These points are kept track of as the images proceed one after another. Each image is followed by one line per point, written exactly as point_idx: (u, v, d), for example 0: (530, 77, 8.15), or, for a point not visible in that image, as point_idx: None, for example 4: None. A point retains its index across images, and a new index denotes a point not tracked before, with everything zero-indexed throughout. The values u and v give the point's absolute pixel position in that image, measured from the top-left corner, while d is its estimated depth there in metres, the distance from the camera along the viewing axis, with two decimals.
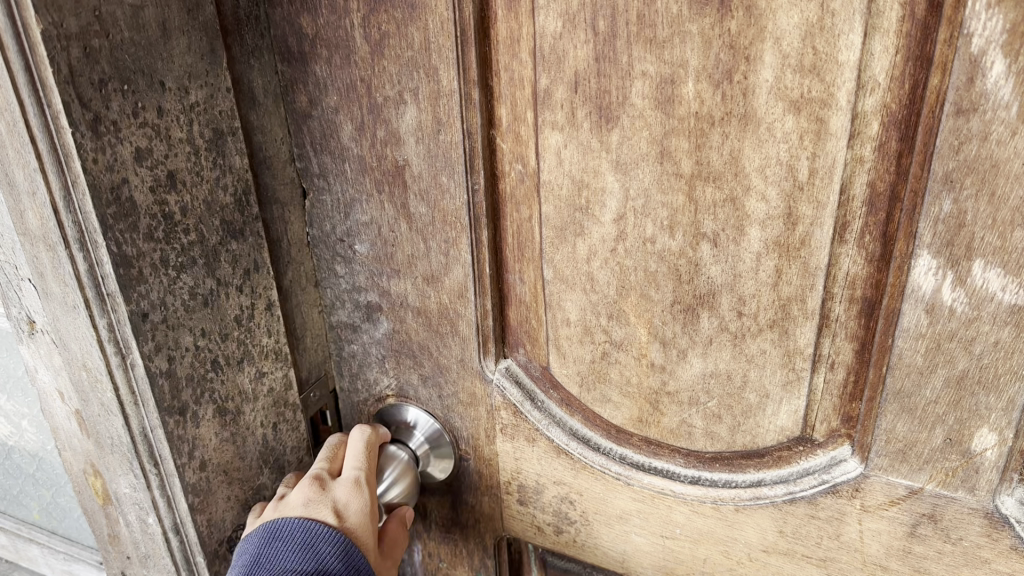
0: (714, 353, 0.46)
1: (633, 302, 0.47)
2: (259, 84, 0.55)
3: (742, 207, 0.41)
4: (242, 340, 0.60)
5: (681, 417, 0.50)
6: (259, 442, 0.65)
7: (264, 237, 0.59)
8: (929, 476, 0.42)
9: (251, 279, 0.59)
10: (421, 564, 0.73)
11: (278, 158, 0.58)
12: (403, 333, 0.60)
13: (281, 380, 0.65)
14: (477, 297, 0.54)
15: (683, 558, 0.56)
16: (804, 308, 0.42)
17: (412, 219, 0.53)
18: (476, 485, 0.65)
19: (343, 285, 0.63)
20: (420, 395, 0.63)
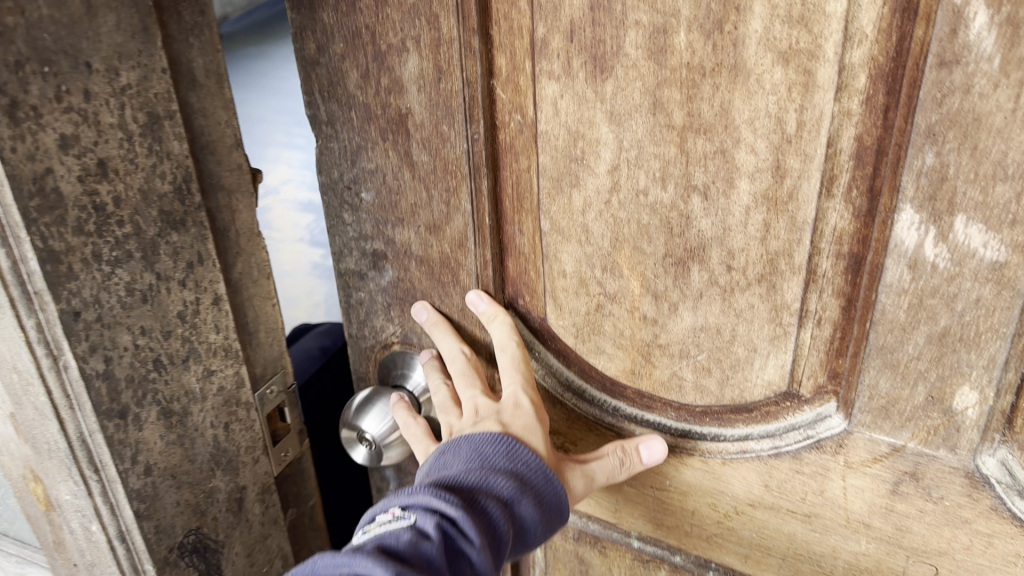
0: (704, 307, 0.50)
1: (626, 254, 0.51)
2: (199, 65, 0.59)
3: (731, 159, 0.44)
4: (187, 337, 0.58)
5: (673, 369, 0.54)
6: (209, 444, 0.62)
7: (207, 227, 0.58)
8: (911, 434, 0.46)
9: (195, 272, 0.58)
10: None
11: (222, 142, 0.62)
12: (408, 282, 0.61)
13: (232, 379, 0.64)
14: (478, 247, 0.56)
15: (672, 509, 0.60)
16: (791, 263, 0.46)
17: (415, 167, 0.55)
18: None
19: (351, 234, 0.61)
20: (423, 342, 0.64)
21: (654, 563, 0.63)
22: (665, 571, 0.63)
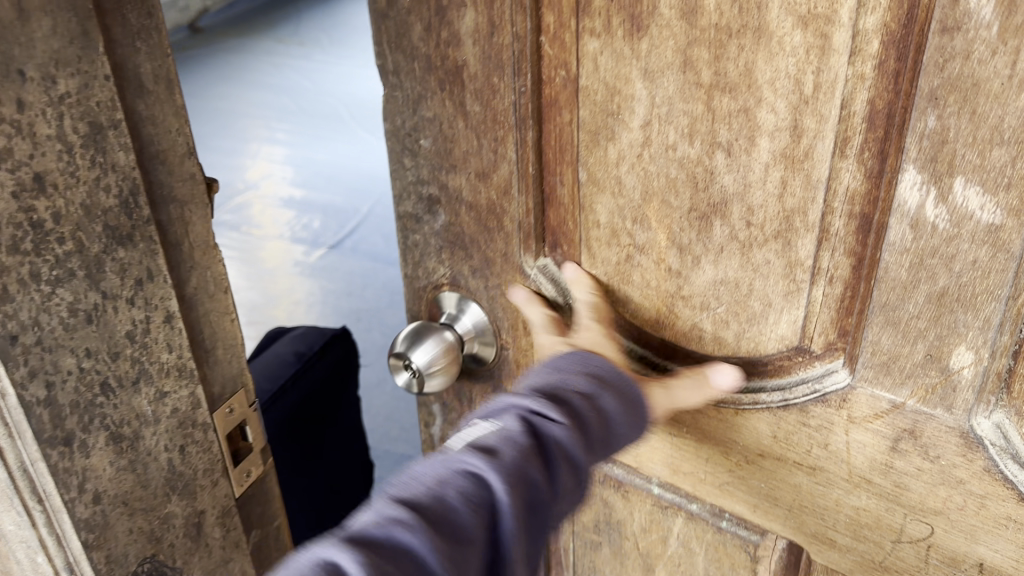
0: (725, 261, 0.59)
1: (656, 207, 0.60)
2: (147, 69, 0.58)
3: (754, 118, 0.52)
4: (137, 359, 0.60)
5: (694, 321, 0.63)
6: (163, 467, 0.64)
7: (157, 242, 0.60)
8: (910, 392, 0.54)
9: (143, 291, 0.60)
10: None
11: (175, 150, 0.61)
12: (458, 226, 0.74)
13: (186, 399, 0.65)
14: (522, 194, 0.67)
15: (687, 454, 0.70)
16: (806, 221, 0.54)
17: (468, 117, 0.66)
18: (512, 374, 0.79)
19: (410, 179, 0.75)
20: (470, 285, 0.76)
21: (673, 509, 0.74)
22: (681, 517, 0.74)
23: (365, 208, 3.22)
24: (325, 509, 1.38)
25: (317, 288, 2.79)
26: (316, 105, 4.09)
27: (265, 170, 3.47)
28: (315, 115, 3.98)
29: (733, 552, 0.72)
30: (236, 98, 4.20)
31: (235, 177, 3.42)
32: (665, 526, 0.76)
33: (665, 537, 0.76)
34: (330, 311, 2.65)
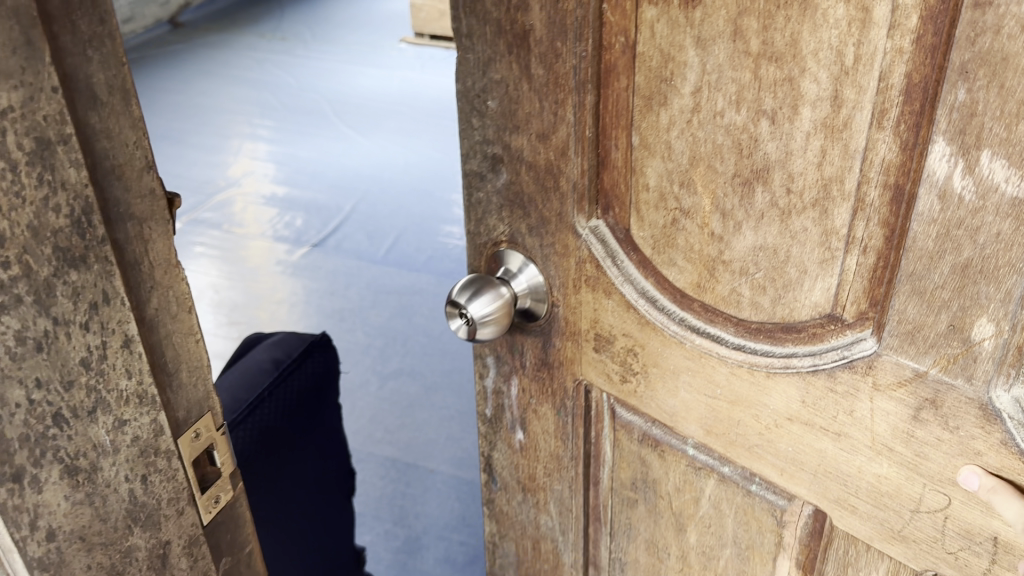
0: (764, 227, 0.63)
1: (702, 172, 0.65)
2: (100, 80, 0.53)
3: (797, 87, 0.56)
4: (93, 387, 0.55)
5: (733, 285, 0.67)
6: (124, 499, 0.59)
7: (113, 262, 0.55)
8: (934, 361, 0.56)
9: (99, 314, 0.54)
10: (517, 397, 0.95)
11: (132, 165, 0.56)
12: (518, 185, 0.80)
13: (148, 427, 0.60)
14: (578, 155, 0.74)
15: (721, 418, 0.74)
16: (842, 189, 0.57)
17: (532, 79, 0.74)
18: (563, 330, 0.85)
19: (477, 138, 0.82)
20: (526, 243, 0.83)
21: (705, 470, 0.78)
22: (713, 479, 0.78)
23: (349, 205, 3.32)
24: (307, 523, 1.33)
25: (300, 287, 2.84)
26: (300, 103, 4.23)
27: (247, 168, 3.60)
28: (298, 113, 4.12)
29: (761, 516, 0.75)
30: (213, 100, 4.28)
31: (216, 175, 3.54)
32: (697, 487, 0.80)
33: (697, 498, 0.80)
34: (312, 311, 2.72)
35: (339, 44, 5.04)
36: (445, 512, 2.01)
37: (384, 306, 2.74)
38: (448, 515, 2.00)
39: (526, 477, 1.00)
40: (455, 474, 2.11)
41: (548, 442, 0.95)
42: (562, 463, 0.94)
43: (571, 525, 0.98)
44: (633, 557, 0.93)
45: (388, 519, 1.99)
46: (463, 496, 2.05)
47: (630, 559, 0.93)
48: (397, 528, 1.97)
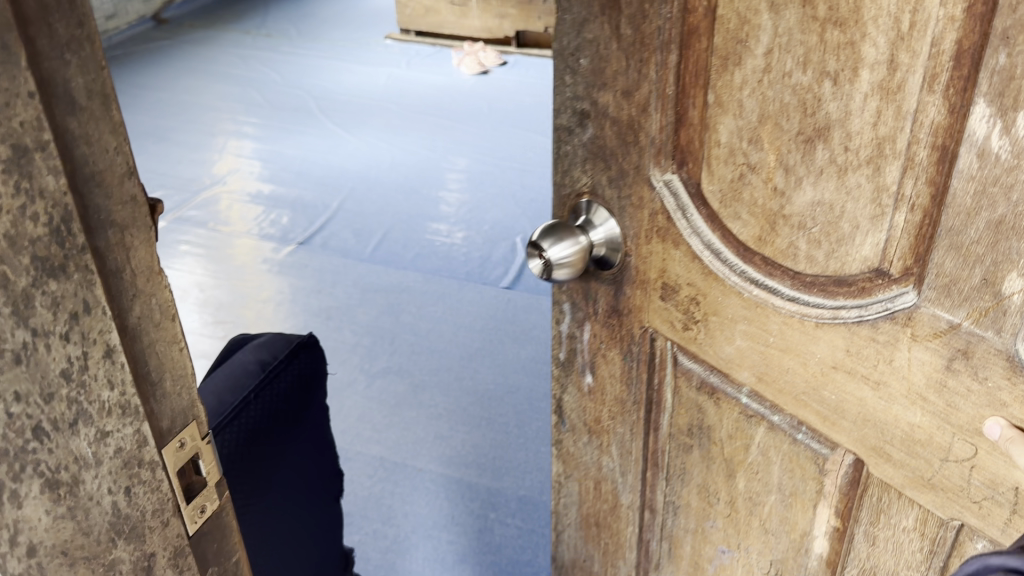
0: (823, 183, 0.62)
1: (769, 129, 0.65)
2: (78, 85, 0.51)
3: (858, 51, 0.57)
4: (74, 399, 0.54)
5: (791, 239, 0.67)
6: (107, 512, 0.58)
7: (94, 271, 0.53)
8: (966, 314, 0.56)
9: (79, 325, 0.53)
10: (590, 343, 0.97)
11: (112, 172, 0.55)
12: (602, 140, 0.82)
13: (131, 439, 0.59)
14: (658, 112, 0.75)
15: (772, 367, 0.74)
16: (895, 148, 0.57)
17: (622, 38, 0.75)
18: (633, 280, 0.86)
19: (568, 94, 0.84)
20: (607, 195, 0.84)
21: (756, 418, 0.78)
22: (763, 427, 0.78)
23: (335, 203, 3.30)
24: (297, 525, 1.31)
25: (287, 285, 2.82)
26: (285, 100, 4.20)
27: (232, 166, 3.58)
28: (283, 110, 4.09)
29: (806, 463, 0.75)
30: (190, 99, 4.23)
31: (201, 173, 3.51)
32: (748, 435, 0.80)
33: (747, 445, 0.81)
34: (299, 310, 2.70)
35: (323, 40, 5.01)
36: (434, 511, 2.00)
37: (372, 305, 2.72)
38: (436, 514, 1.99)
39: (592, 419, 1.02)
40: (444, 473, 2.10)
41: (615, 386, 0.96)
42: (626, 407, 0.96)
43: (631, 468, 0.99)
44: (686, 501, 0.93)
45: (377, 518, 1.98)
46: (453, 495, 2.04)
47: (683, 503, 0.94)
48: (385, 528, 1.96)
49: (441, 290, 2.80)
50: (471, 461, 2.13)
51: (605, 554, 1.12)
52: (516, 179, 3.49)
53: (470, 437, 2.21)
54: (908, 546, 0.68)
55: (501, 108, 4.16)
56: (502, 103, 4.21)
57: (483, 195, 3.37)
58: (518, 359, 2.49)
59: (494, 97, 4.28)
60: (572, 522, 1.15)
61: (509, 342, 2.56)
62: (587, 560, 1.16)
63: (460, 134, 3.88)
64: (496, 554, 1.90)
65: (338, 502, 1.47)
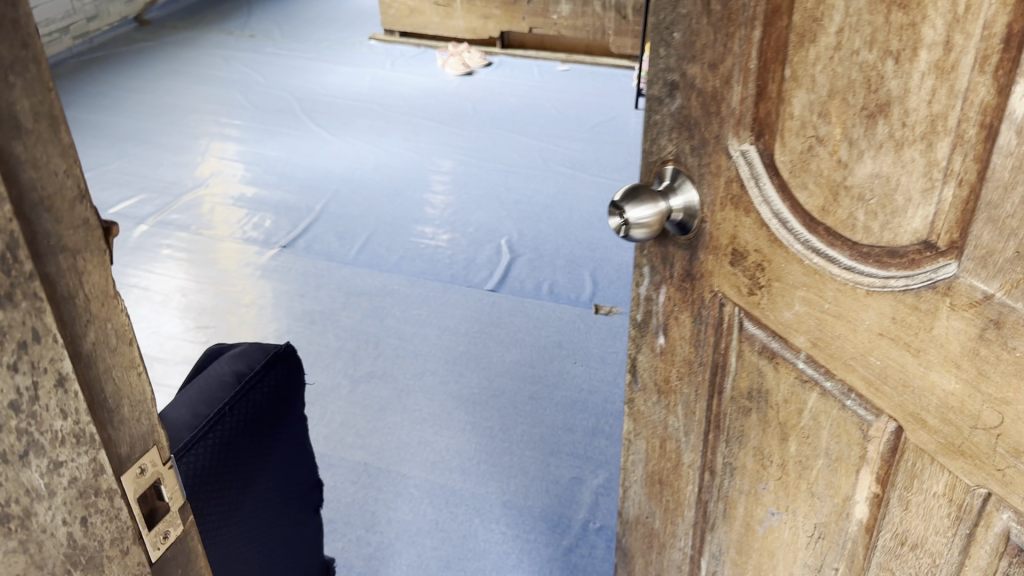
0: (882, 156, 0.62)
1: (837, 103, 0.65)
2: (24, 107, 0.49)
3: (919, 33, 0.56)
4: (24, 430, 0.53)
5: (851, 210, 0.67)
6: (62, 544, 0.57)
7: (42, 298, 0.52)
8: (1000, 285, 0.55)
9: (29, 354, 0.52)
10: (663, 306, 0.96)
11: (61, 196, 0.53)
12: (688, 111, 0.81)
13: (87, 468, 0.57)
14: (739, 84, 0.74)
15: (826, 334, 0.73)
16: (947, 125, 0.56)
17: (711, 13, 0.74)
18: (707, 245, 0.85)
19: (660, 66, 0.83)
20: (688, 163, 0.83)
21: (811, 383, 0.77)
22: (816, 392, 0.77)
23: (319, 206, 3.28)
24: (273, 533, 1.30)
25: (271, 289, 2.80)
26: (269, 102, 4.17)
27: (215, 168, 3.55)
28: (267, 112, 4.06)
29: (852, 429, 0.74)
30: (171, 100, 4.20)
31: (183, 176, 3.48)
32: (802, 399, 0.79)
33: (800, 409, 0.79)
34: (283, 314, 2.68)
35: (307, 41, 4.98)
36: (418, 517, 1.98)
37: (356, 309, 2.71)
38: (421, 519, 1.98)
39: (662, 379, 1.01)
40: (428, 478, 2.09)
41: (683, 347, 0.95)
42: (693, 368, 0.94)
43: (694, 428, 0.98)
44: (742, 463, 0.92)
45: (361, 525, 1.97)
46: (437, 501, 2.03)
47: (738, 464, 0.93)
48: (369, 534, 1.95)
49: (425, 293, 2.78)
50: (455, 466, 2.12)
51: (666, 512, 1.11)
52: (500, 181, 3.48)
53: (454, 442, 2.19)
54: (937, 513, 0.67)
55: (486, 109, 4.14)
56: (487, 104, 4.20)
57: (468, 197, 3.36)
58: (503, 362, 2.48)
59: (478, 98, 4.27)
60: (638, 479, 1.14)
61: (494, 344, 2.55)
62: (649, 517, 1.15)
63: (445, 135, 3.87)
64: (480, 559, 1.89)
65: (317, 512, 1.46)
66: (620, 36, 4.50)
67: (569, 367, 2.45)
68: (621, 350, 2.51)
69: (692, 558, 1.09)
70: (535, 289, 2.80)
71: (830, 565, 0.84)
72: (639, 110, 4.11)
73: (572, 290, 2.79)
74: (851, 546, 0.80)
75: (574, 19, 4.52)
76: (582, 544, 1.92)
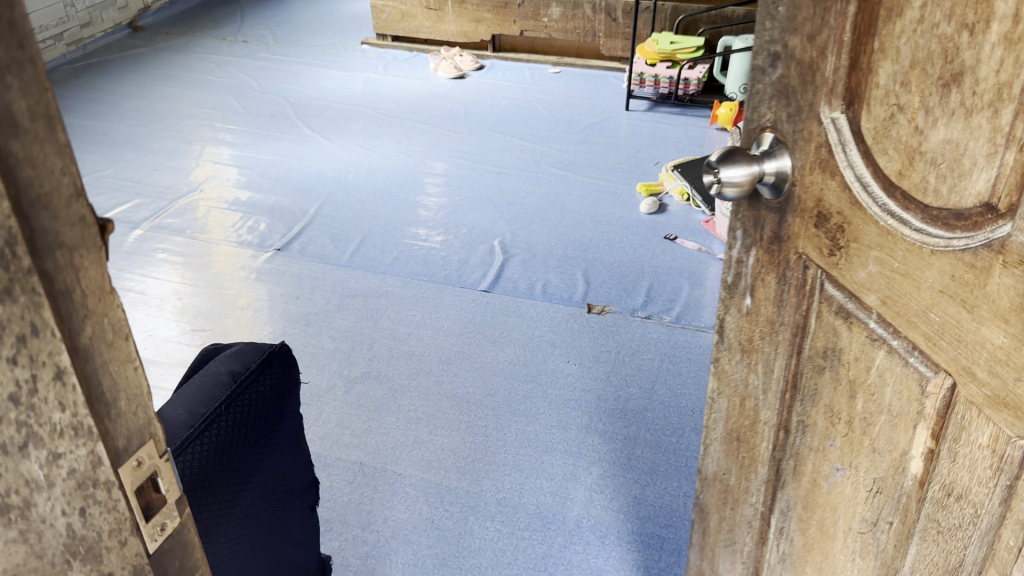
0: (954, 123, 0.67)
1: (918, 73, 0.69)
2: (21, 106, 0.51)
3: (993, 6, 0.61)
4: (23, 422, 0.54)
5: (924, 173, 0.71)
6: (61, 535, 0.59)
7: (41, 294, 0.53)
8: None
9: (27, 347, 0.53)
10: (751, 269, 1.00)
11: (59, 193, 0.54)
12: (788, 80, 0.85)
13: (85, 459, 0.58)
14: (836, 53, 0.77)
15: (896, 291, 0.76)
16: (1011, 93, 0.61)
17: None
18: (793, 208, 0.88)
19: (766, 37, 0.87)
20: (782, 128, 0.87)
21: (880, 342, 0.81)
22: (884, 350, 0.81)
23: (313, 209, 3.29)
24: (269, 532, 1.31)
25: (266, 292, 2.81)
26: (262, 107, 4.18)
27: (209, 173, 3.56)
28: (260, 117, 4.07)
29: (913, 385, 0.78)
30: (159, 106, 4.20)
31: (177, 181, 3.49)
32: (872, 357, 0.83)
33: (869, 367, 0.84)
34: (278, 316, 2.69)
35: (301, 46, 4.99)
36: (413, 515, 2.00)
37: (351, 311, 2.72)
38: (415, 518, 1.99)
39: (745, 338, 1.05)
40: (423, 477, 2.10)
41: (767, 307, 0.99)
42: (775, 327, 0.98)
43: (773, 388, 1.03)
44: (814, 421, 0.96)
45: (357, 524, 1.98)
46: (432, 499, 2.04)
47: (811, 422, 0.97)
48: (365, 533, 1.96)
49: (419, 294, 2.80)
50: (450, 465, 2.13)
51: (740, 469, 1.16)
52: (493, 183, 3.49)
53: (449, 441, 2.21)
54: (980, 463, 0.71)
55: (478, 111, 4.16)
56: (479, 106, 4.22)
57: (461, 199, 3.37)
58: (496, 361, 2.49)
59: (470, 101, 4.28)
60: (717, 436, 1.19)
61: (487, 344, 2.56)
62: (725, 474, 1.21)
63: (438, 138, 3.88)
64: (476, 556, 1.90)
65: (314, 509, 1.47)
66: (610, 38, 4.53)
67: (562, 366, 2.47)
68: (613, 349, 2.53)
69: (762, 513, 1.15)
70: (528, 289, 2.82)
71: (886, 520, 0.87)
72: (629, 111, 4.13)
73: (564, 289, 2.81)
74: (904, 500, 0.83)
75: (564, 21, 4.57)
76: (575, 541, 1.93)
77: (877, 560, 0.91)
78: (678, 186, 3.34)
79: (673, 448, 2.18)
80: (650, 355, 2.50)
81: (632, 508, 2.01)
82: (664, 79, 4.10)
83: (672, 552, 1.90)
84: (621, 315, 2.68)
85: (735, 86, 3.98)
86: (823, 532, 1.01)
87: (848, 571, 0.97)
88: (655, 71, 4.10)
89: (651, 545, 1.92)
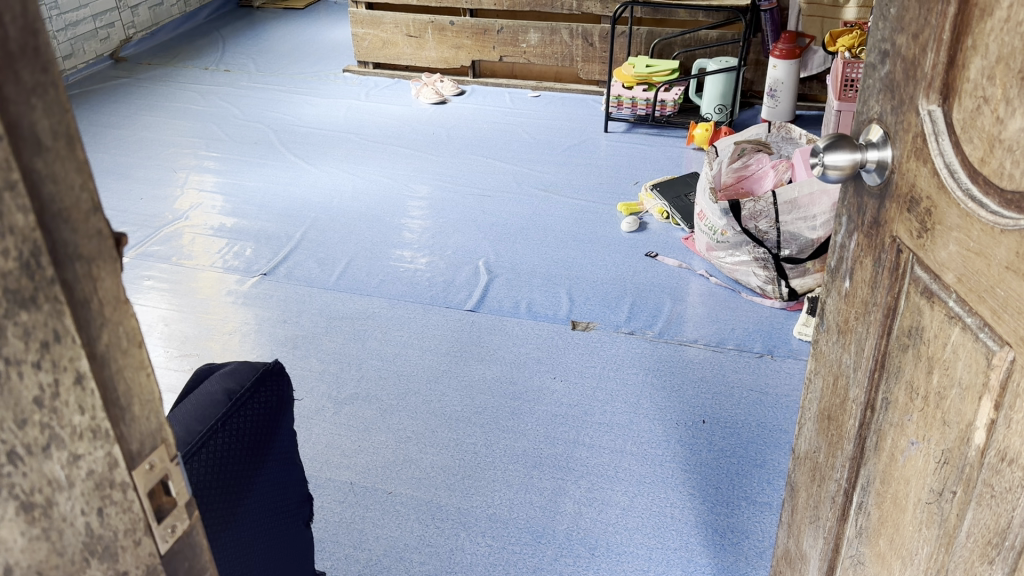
0: None
1: (1003, 68, 0.76)
2: (45, 127, 0.54)
3: None
4: (47, 424, 0.57)
5: (1002, 159, 0.76)
6: (79, 534, 0.62)
7: (63, 303, 0.56)
8: None
9: (49, 352, 0.56)
10: (852, 253, 1.09)
11: (78, 209, 0.57)
12: (893, 75, 0.95)
13: (102, 461, 0.62)
14: (935, 51, 0.86)
15: (972, 268, 0.82)
16: None
17: None
18: (892, 192, 0.96)
19: (878, 37, 0.98)
20: (887, 119, 0.96)
21: (956, 319, 0.87)
22: (959, 327, 0.87)
23: (298, 234, 3.32)
24: (264, 545, 1.33)
25: (252, 316, 2.83)
26: (246, 134, 4.23)
27: (194, 201, 3.58)
28: (243, 144, 4.11)
29: (981, 357, 0.83)
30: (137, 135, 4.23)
31: (163, 209, 3.51)
32: (948, 333, 0.89)
33: (946, 342, 0.89)
34: (265, 340, 2.71)
35: (284, 74, 5.06)
36: (403, 533, 2.02)
37: (337, 333, 2.74)
38: (407, 535, 2.01)
39: (843, 320, 1.13)
40: (412, 495, 2.12)
41: (864, 289, 1.06)
42: (868, 307, 1.05)
43: (862, 368, 1.09)
44: (896, 397, 1.02)
45: (348, 543, 2.00)
46: (422, 517, 2.06)
47: (894, 399, 1.02)
48: (357, 552, 1.97)
49: (405, 314, 2.83)
50: (439, 483, 2.16)
51: (830, 446, 1.22)
52: (476, 205, 3.54)
53: (439, 458, 2.23)
54: None
55: (459, 135, 4.23)
56: (460, 130, 4.29)
57: (445, 221, 3.42)
58: (483, 379, 2.52)
59: (451, 125, 4.35)
60: (813, 415, 1.28)
61: (475, 362, 2.59)
62: (817, 452, 1.28)
63: (420, 162, 3.93)
64: (467, 572, 1.92)
65: (309, 526, 1.49)
66: (588, 63, 4.63)
67: (548, 383, 2.50)
68: (598, 364, 2.57)
69: (845, 490, 1.19)
70: (513, 307, 2.86)
71: (950, 489, 0.91)
72: (608, 133, 4.21)
73: (549, 307, 2.85)
74: (967, 469, 0.87)
75: (542, 46, 4.65)
76: (565, 554, 1.96)
77: (940, 530, 0.94)
78: (658, 206, 3.41)
79: (666, 461, 2.21)
80: (635, 370, 2.54)
81: (622, 519, 2.04)
82: (641, 100, 4.20)
83: (661, 562, 1.93)
84: (605, 332, 2.72)
85: (710, 107, 4.08)
86: (896, 505, 1.04)
87: (915, 543, 1.00)
88: (631, 93, 4.19)
89: (641, 556, 1.95)
